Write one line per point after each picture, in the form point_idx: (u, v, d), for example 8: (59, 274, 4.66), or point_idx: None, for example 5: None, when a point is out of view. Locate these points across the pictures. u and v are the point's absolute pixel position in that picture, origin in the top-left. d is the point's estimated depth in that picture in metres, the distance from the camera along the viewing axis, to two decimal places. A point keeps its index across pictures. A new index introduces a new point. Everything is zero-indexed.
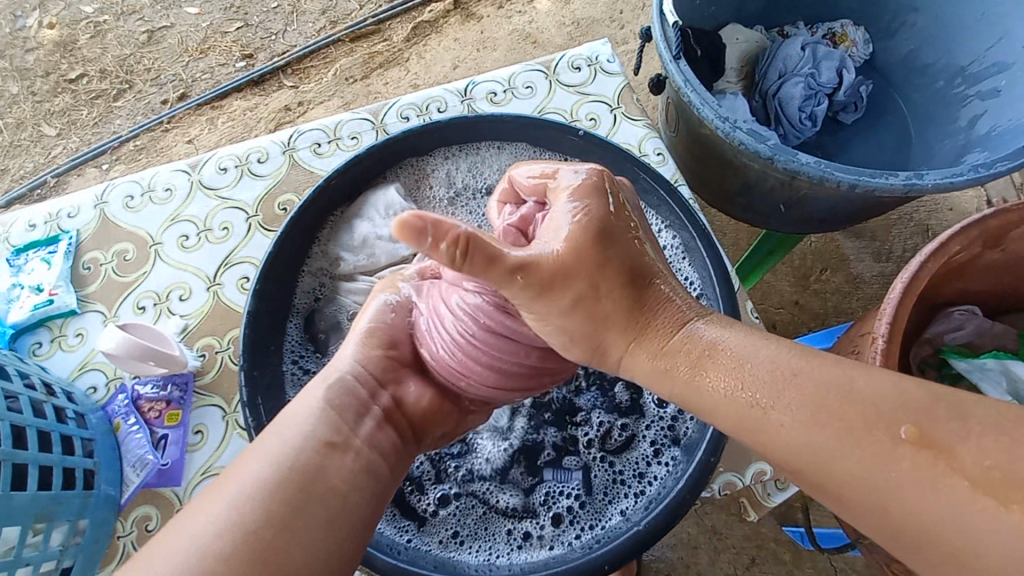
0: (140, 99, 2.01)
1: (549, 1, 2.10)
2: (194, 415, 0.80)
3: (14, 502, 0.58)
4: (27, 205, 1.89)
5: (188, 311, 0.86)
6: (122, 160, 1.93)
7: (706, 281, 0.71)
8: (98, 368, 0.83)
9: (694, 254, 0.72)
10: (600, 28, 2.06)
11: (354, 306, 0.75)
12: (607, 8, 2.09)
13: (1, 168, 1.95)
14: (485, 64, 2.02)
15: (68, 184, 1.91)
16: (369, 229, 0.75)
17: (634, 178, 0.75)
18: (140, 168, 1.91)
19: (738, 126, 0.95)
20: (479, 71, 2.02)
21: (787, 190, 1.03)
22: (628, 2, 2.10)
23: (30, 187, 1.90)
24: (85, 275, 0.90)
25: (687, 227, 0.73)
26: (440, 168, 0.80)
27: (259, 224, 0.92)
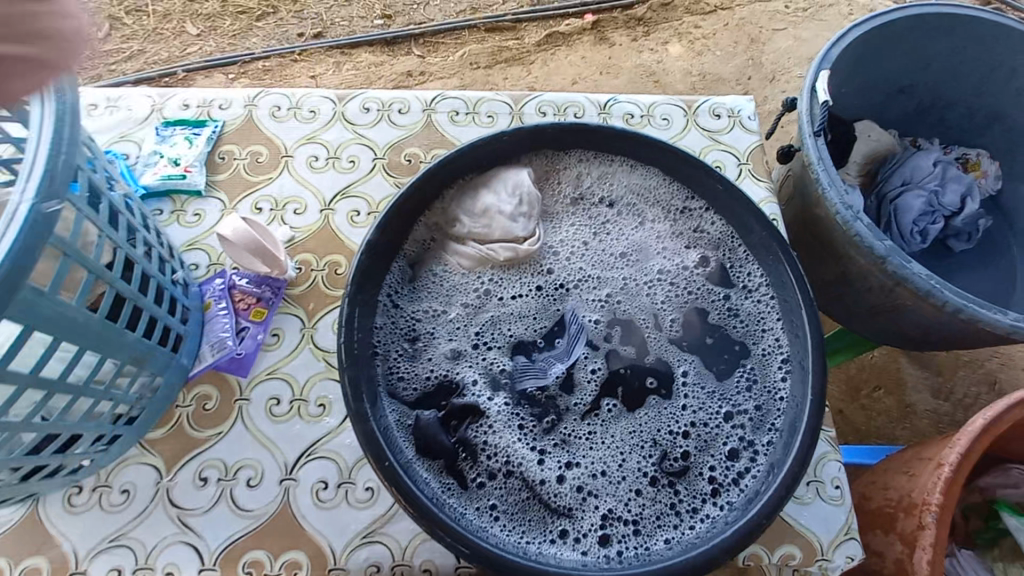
0: (280, 26, 2.14)
1: (682, 48, 2.13)
2: (276, 318, 0.84)
3: (127, 340, 0.61)
4: (152, 87, 2.03)
5: (299, 225, 0.91)
6: (247, 75, 2.05)
7: (799, 351, 0.69)
8: (205, 249, 0.89)
9: (792, 321, 0.71)
10: (724, 87, 2.08)
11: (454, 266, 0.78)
12: (737, 71, 2.11)
13: (139, 48, 2.09)
14: (603, 88, 2.06)
15: (194, 81, 2.04)
16: (492, 201, 0.78)
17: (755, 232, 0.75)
18: (262, 87, 2.03)
19: (860, 218, 0.95)
20: (595, 93, 2.06)
21: (886, 295, 1.01)
22: (759, 70, 2.11)
23: (160, 73, 2.04)
24: (218, 164, 0.96)
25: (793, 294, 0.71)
26: (571, 166, 0.83)
27: (383, 167, 0.97)
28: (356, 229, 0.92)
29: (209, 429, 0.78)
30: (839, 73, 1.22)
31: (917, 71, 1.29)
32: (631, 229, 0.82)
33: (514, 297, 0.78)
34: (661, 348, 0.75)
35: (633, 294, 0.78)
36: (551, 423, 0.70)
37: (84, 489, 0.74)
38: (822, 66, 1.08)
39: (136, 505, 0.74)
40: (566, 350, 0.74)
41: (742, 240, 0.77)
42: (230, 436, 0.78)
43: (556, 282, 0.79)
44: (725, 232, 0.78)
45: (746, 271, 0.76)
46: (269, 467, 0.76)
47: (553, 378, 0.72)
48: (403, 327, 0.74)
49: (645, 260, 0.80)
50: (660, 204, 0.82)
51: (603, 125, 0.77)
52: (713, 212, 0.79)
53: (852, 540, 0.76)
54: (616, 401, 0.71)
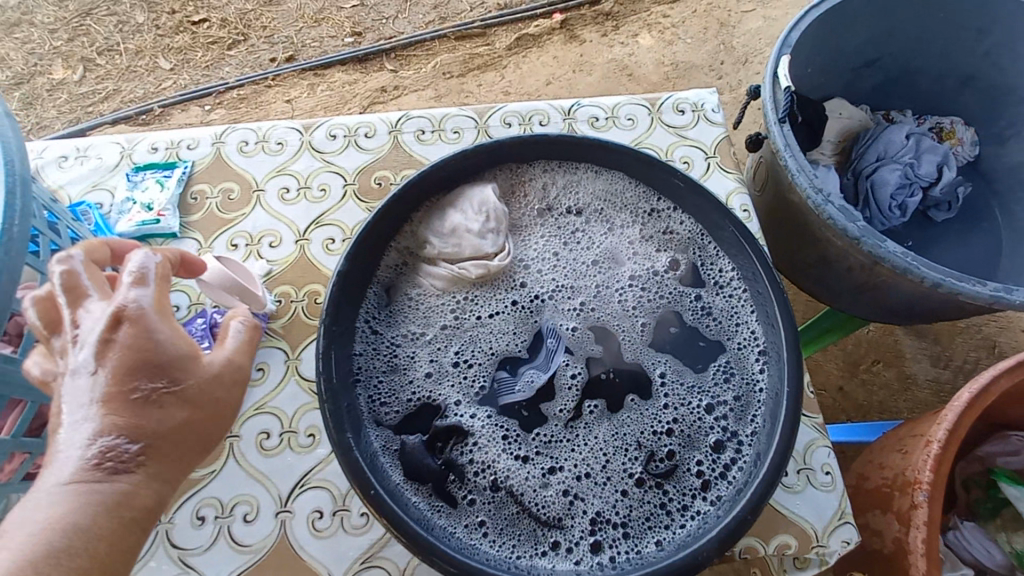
0: (251, 53, 2.14)
1: (652, 39, 2.14)
2: (260, 353, 0.85)
3: None
4: (130, 126, 2.04)
5: (276, 258, 0.92)
6: (223, 105, 2.06)
7: (773, 343, 0.69)
8: (184, 290, 0.89)
9: (764, 313, 0.71)
10: (697, 75, 2.08)
11: (429, 288, 0.79)
12: (709, 57, 2.11)
13: (114, 88, 2.10)
14: (577, 86, 2.06)
15: (171, 116, 2.05)
16: (461, 220, 0.79)
17: (722, 227, 0.75)
18: (238, 116, 2.04)
19: (831, 201, 0.95)
20: (570, 91, 2.06)
21: (865, 273, 1.02)
22: (731, 54, 2.11)
23: (137, 111, 2.05)
24: (191, 204, 0.97)
25: (763, 287, 0.71)
26: (537, 178, 0.84)
27: (354, 193, 0.98)
28: (333, 257, 0.92)
29: (203, 468, 0.79)
30: (802, 56, 1.22)
31: (881, 46, 1.30)
32: (601, 234, 0.83)
33: (491, 313, 0.78)
34: (639, 350, 0.75)
35: (606, 300, 0.79)
36: (535, 433, 0.70)
37: None
38: (782, 51, 1.08)
39: (136, 551, 0.74)
40: (546, 360, 0.75)
41: (711, 236, 0.77)
42: (224, 474, 0.78)
43: (531, 294, 0.80)
44: (694, 230, 0.79)
45: (716, 266, 0.77)
46: (264, 502, 0.77)
47: (533, 388, 0.73)
48: (382, 353, 0.75)
49: (617, 264, 0.81)
50: (628, 207, 0.83)
51: (562, 135, 0.78)
52: (682, 212, 0.80)
53: (846, 523, 0.76)
54: (598, 404, 0.72)
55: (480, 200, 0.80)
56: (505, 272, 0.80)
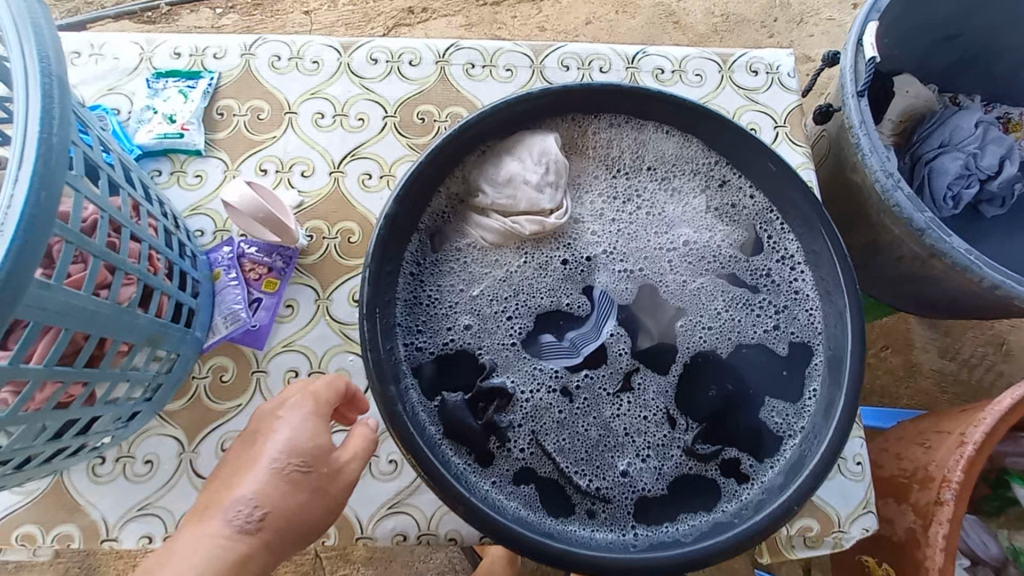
0: None
1: None
2: (289, 289, 0.81)
3: (139, 322, 0.58)
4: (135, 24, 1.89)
5: (308, 189, 0.86)
6: (237, 11, 1.90)
7: (835, 334, 0.67)
8: (209, 214, 0.84)
9: (828, 301, 0.68)
10: (748, 30, 1.94)
11: (477, 239, 0.74)
12: (763, 11, 1.96)
13: None
14: (619, 29, 1.92)
15: (179, 17, 1.88)
16: (517, 170, 0.73)
17: (796, 205, 0.70)
18: (253, 24, 1.89)
19: (900, 187, 0.90)
20: (611, 35, 1.92)
21: (916, 265, 0.98)
22: (787, 11, 1.96)
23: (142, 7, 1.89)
24: (217, 120, 0.90)
25: (831, 273, 0.67)
26: (599, 131, 0.77)
27: (394, 126, 0.90)
28: (368, 194, 0.87)
29: (228, 401, 0.77)
30: (884, 22, 1.12)
31: (966, 20, 1.19)
32: (661, 199, 0.78)
33: (540, 271, 0.74)
34: (691, 324, 0.72)
35: (660, 270, 0.75)
36: (579, 399, 0.68)
37: (106, 460, 0.74)
38: (871, 15, 0.99)
39: (159, 477, 0.73)
40: (594, 327, 0.72)
41: (781, 213, 0.73)
42: (250, 410, 0.76)
43: (583, 256, 0.75)
44: (763, 206, 0.75)
45: (782, 246, 0.73)
46: None
47: (578, 353, 0.70)
48: (423, 303, 0.71)
49: (675, 233, 0.76)
50: (694, 174, 0.77)
51: (635, 87, 0.71)
52: (752, 186, 0.75)
53: (869, 512, 0.77)
54: (647, 377, 0.70)
55: (539, 153, 0.73)
56: (559, 231, 0.76)
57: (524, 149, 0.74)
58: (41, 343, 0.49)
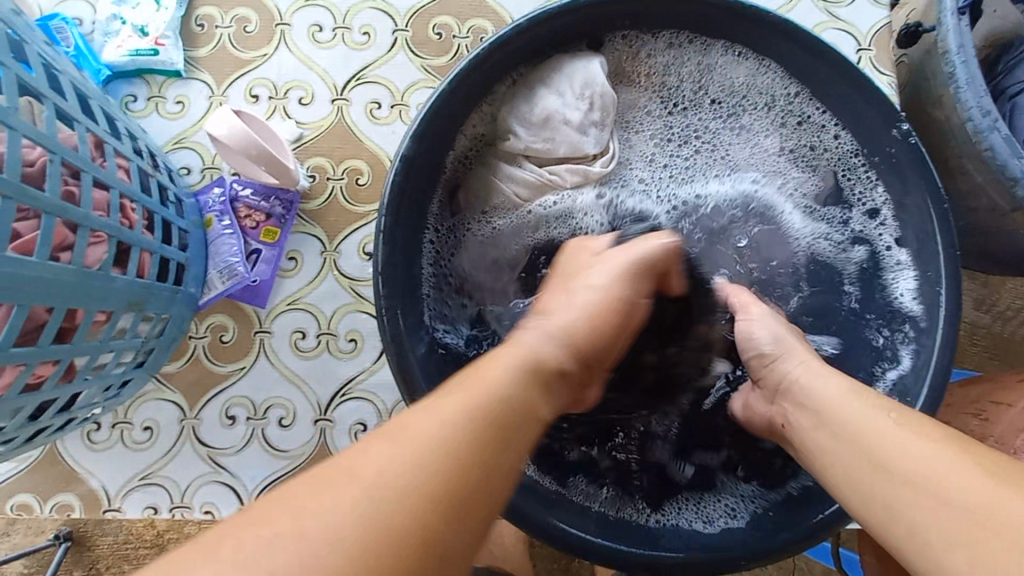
0: None
1: None
2: (291, 240, 0.71)
3: (115, 286, 0.49)
4: None
5: (307, 120, 0.74)
6: None
7: (925, 305, 0.57)
8: (194, 149, 0.73)
9: (924, 268, 0.57)
10: None
11: (507, 191, 0.63)
12: None
13: None
14: None
15: None
16: (556, 105, 0.61)
17: (892, 148, 0.58)
18: None
19: (998, 128, 0.75)
20: None
21: (997, 220, 0.82)
22: None
23: None
24: (197, 33, 0.76)
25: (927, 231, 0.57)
26: (655, 56, 0.64)
27: (406, 43, 0.76)
28: (376, 127, 0.74)
29: (231, 364, 0.69)
30: None
31: None
32: (724, 142, 0.66)
33: (580, 225, 0.64)
34: (752, 290, 0.64)
35: (720, 225, 0.65)
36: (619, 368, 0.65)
37: (102, 426, 0.68)
38: None
39: (161, 443, 0.68)
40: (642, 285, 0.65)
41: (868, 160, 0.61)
42: (254, 373, 0.69)
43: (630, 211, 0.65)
44: (849, 151, 0.62)
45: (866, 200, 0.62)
46: (300, 407, 0.69)
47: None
48: (446, 260, 0.63)
49: (740, 183, 0.66)
50: (765, 110, 0.65)
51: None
52: (841, 125, 0.62)
53: None
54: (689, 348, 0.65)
55: (580, 85, 0.61)
56: (603, 180, 0.64)
57: (563, 78, 0.61)
58: None
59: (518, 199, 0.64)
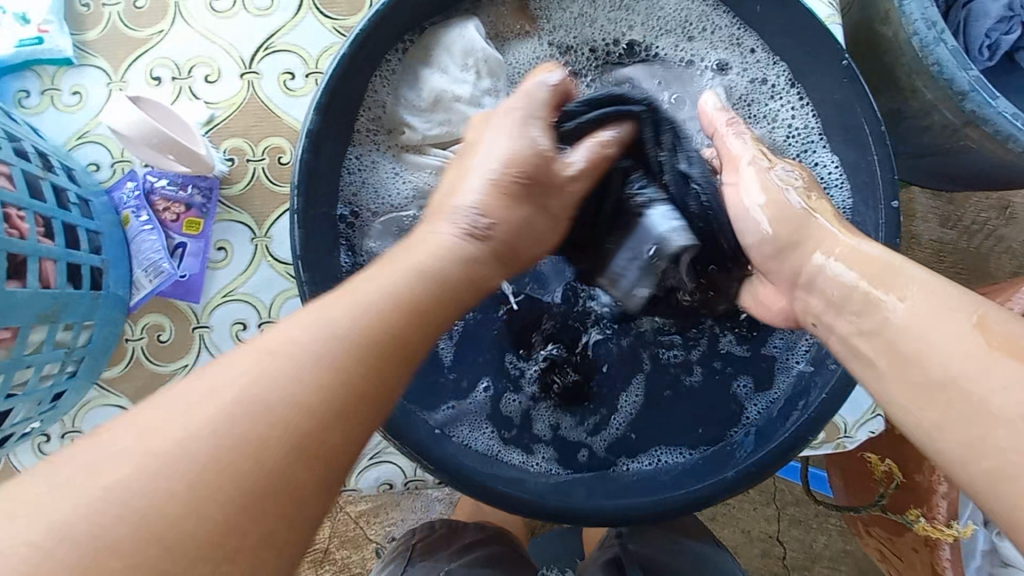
0: None
1: None
2: (217, 229, 0.68)
3: (12, 300, 0.47)
4: None
5: (217, 99, 0.69)
6: None
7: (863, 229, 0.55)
8: (101, 143, 0.68)
9: (863, 167, 0.55)
10: None
11: (423, 178, 0.60)
12: None
13: None
14: None
15: None
16: (444, 84, 0.59)
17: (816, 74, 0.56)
18: None
19: (945, 40, 0.72)
20: None
21: (946, 136, 0.80)
22: None
23: None
24: (84, 15, 0.70)
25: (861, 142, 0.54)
26: (555, 6, 0.62)
27: (313, 4, 0.71)
28: (290, 99, 0.70)
29: (172, 363, 0.68)
30: None
31: None
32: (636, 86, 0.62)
33: None
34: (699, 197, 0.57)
35: None
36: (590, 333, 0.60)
37: (51, 437, 0.66)
38: None
39: None
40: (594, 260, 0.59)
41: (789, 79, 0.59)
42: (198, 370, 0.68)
43: None
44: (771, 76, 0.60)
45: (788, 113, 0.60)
46: None
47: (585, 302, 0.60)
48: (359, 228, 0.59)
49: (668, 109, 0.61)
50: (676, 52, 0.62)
51: None
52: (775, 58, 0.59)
53: (878, 415, 0.73)
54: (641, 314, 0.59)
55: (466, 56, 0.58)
56: None
57: (449, 52, 0.58)
58: None
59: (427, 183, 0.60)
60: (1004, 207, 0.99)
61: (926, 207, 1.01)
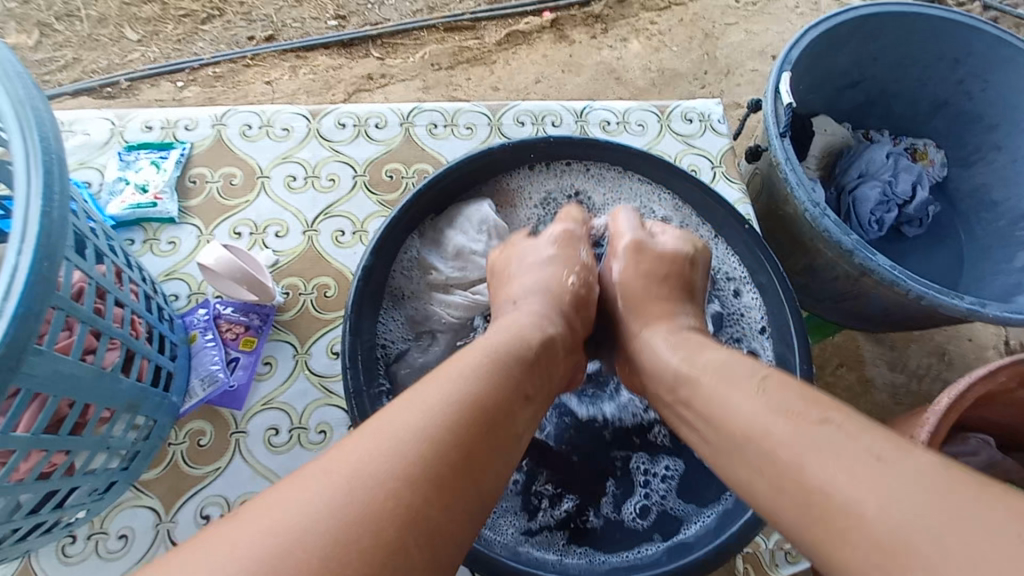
0: (219, 32, 1.55)
1: (668, 26, 1.66)
2: (267, 347, 0.82)
3: (119, 388, 0.59)
4: (61, 107, 1.46)
5: (282, 249, 0.89)
6: (154, 39, 1.54)
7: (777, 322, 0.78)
8: (184, 279, 0.86)
9: (775, 293, 0.79)
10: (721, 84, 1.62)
11: (441, 311, 0.79)
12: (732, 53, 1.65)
13: (40, 36, 1.53)
14: (582, 64, 1.58)
15: (87, 107, 1.44)
16: (464, 242, 0.80)
17: (727, 231, 0.84)
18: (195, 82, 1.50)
19: (828, 214, 0.97)
20: (577, 72, 1.58)
21: (851, 283, 1.02)
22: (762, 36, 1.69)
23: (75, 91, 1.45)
24: (190, 188, 0.94)
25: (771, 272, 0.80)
26: (528, 187, 0.88)
27: (365, 184, 0.96)
28: (342, 250, 0.90)
29: (206, 466, 0.76)
30: (815, 68, 1.15)
31: (867, 65, 1.19)
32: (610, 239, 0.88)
33: None
34: None
35: None
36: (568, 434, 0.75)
37: (77, 538, 0.71)
38: (783, 67, 1.05)
39: (135, 549, 0.71)
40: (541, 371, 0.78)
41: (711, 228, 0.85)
42: (229, 473, 0.76)
43: None
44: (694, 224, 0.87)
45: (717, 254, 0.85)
46: None
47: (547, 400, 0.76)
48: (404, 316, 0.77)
49: None
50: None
51: (571, 138, 0.84)
52: (704, 223, 0.86)
53: None
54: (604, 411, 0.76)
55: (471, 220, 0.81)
56: None
57: (466, 219, 0.81)
58: (27, 410, 0.52)
59: (451, 319, 0.79)
60: (942, 354, 1.24)
61: (875, 354, 1.24)
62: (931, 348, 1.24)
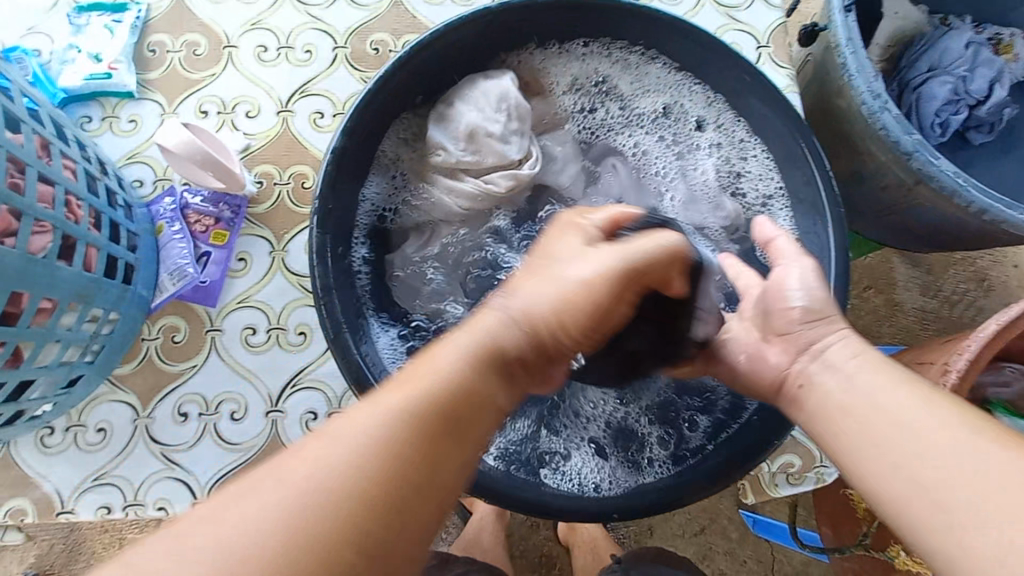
0: None
1: None
2: (240, 241, 0.75)
3: (58, 277, 0.52)
4: None
5: (254, 131, 0.79)
6: None
7: (816, 244, 0.66)
8: (147, 163, 0.77)
9: (821, 202, 0.65)
10: None
11: (446, 198, 0.71)
12: None
13: None
14: None
15: None
16: (477, 120, 0.69)
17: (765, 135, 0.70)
18: None
19: (888, 108, 0.81)
20: None
21: (902, 195, 0.88)
22: None
23: None
24: (149, 58, 0.82)
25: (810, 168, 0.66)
26: (545, 63, 0.75)
27: (346, 59, 0.83)
28: (320, 135, 0.80)
29: (183, 362, 0.72)
30: None
31: None
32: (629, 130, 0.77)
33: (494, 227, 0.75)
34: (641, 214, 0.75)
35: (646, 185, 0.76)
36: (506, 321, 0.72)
37: (56, 430, 0.69)
38: None
39: (115, 442, 0.70)
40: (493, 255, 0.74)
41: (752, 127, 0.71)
42: (207, 371, 0.72)
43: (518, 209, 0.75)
44: (733, 118, 0.73)
45: (752, 154, 0.72)
46: (252, 399, 0.72)
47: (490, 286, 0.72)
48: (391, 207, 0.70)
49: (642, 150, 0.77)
50: (654, 111, 0.76)
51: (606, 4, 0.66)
52: (743, 118, 0.72)
53: None
54: None
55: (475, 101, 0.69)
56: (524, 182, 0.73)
57: (476, 92, 0.69)
58: None
59: (458, 208, 0.72)
60: (983, 279, 1.12)
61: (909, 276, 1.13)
62: (971, 270, 1.12)
